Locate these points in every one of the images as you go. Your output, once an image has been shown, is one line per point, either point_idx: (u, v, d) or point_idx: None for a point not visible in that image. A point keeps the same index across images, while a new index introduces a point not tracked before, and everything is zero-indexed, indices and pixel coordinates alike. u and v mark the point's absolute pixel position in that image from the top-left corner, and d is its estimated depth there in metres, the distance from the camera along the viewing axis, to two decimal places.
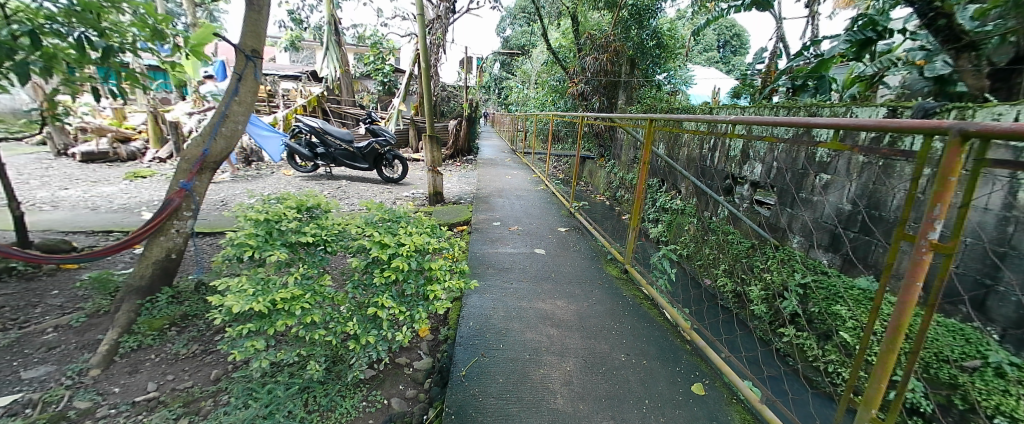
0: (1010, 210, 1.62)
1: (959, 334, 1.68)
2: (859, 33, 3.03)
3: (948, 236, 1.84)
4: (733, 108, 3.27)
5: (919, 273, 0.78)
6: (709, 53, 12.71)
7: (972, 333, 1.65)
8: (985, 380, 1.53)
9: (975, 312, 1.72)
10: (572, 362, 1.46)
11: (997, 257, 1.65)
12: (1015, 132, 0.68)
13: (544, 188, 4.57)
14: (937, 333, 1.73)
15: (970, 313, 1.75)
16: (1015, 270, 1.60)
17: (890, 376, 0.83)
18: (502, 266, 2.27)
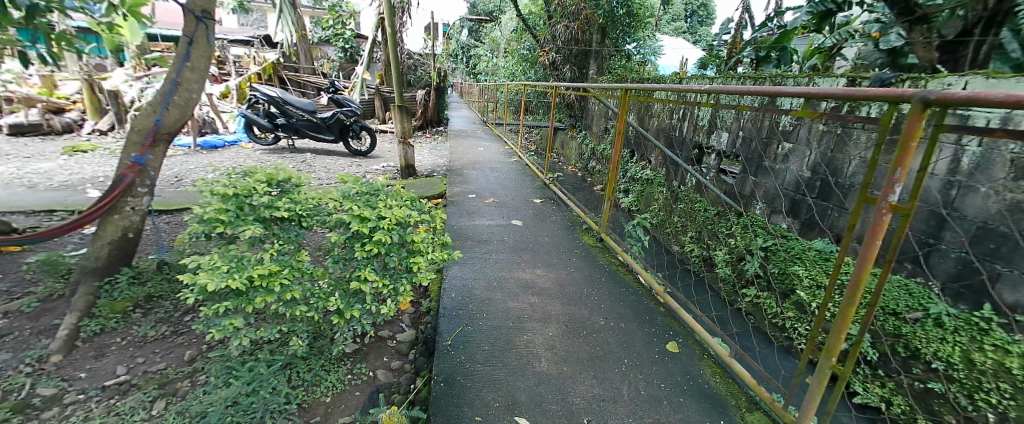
0: (953, 175, 1.79)
1: (904, 288, 1.88)
2: (820, 5, 3.05)
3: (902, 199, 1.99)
4: (702, 78, 3.31)
5: (880, 231, 0.84)
6: (676, 24, 12.71)
7: (916, 287, 1.84)
8: (926, 329, 1.71)
9: (918, 268, 1.90)
10: (554, 327, 1.51)
11: (941, 217, 1.82)
12: (971, 99, 0.72)
13: (517, 160, 4.55)
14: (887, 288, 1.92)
15: (913, 269, 1.93)
16: (956, 229, 1.77)
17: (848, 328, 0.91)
18: (481, 238, 2.27)
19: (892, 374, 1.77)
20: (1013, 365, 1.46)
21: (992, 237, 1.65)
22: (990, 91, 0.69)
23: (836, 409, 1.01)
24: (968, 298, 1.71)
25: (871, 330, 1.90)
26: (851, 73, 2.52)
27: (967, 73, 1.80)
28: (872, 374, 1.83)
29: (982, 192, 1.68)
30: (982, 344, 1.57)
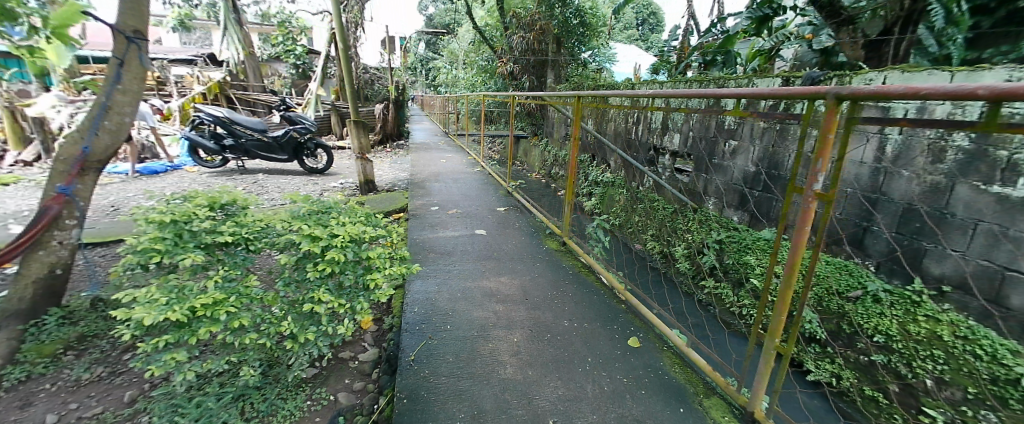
0: (879, 162, 1.97)
1: (844, 270, 2.05)
2: (758, 11, 3.30)
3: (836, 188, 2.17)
4: (652, 83, 3.48)
5: (808, 219, 0.91)
6: (627, 32, 13.28)
7: (855, 268, 2.01)
8: (866, 306, 1.87)
9: (855, 250, 2.08)
10: (519, 333, 1.52)
11: (871, 202, 2.00)
12: (874, 94, 0.81)
13: (480, 170, 4.57)
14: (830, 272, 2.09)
15: (850, 251, 2.11)
16: (883, 213, 1.95)
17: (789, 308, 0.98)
18: (444, 250, 2.26)
19: (839, 349, 1.92)
20: (943, 332, 1.62)
21: (916, 217, 1.83)
22: (895, 85, 0.74)
23: (781, 386, 1.08)
24: (900, 274, 1.89)
25: (818, 309, 2.06)
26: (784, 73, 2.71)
27: (886, 69, 1.99)
28: (822, 352, 1.98)
29: (905, 176, 1.86)
30: (914, 315, 1.74)
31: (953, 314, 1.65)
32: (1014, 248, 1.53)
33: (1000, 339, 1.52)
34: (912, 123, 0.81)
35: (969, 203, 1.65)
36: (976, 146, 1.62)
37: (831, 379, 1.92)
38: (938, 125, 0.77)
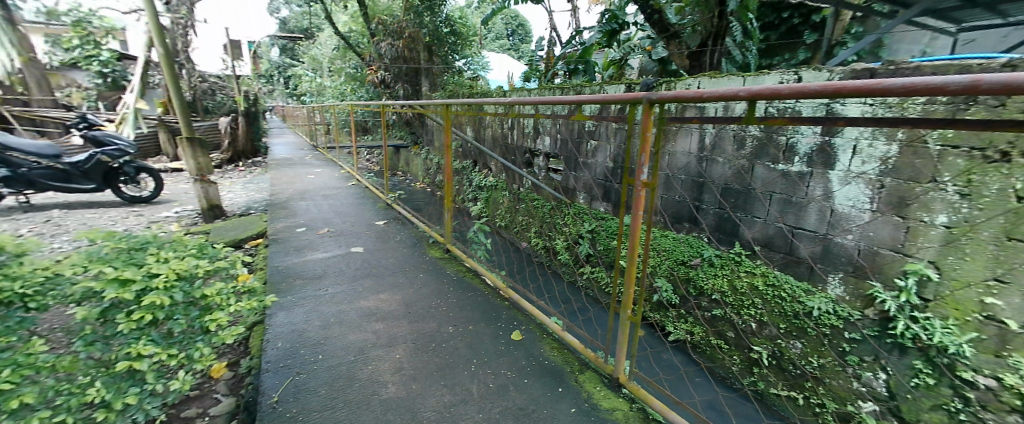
0: (702, 152, 2.42)
1: (686, 243, 2.52)
2: (608, 25, 3.79)
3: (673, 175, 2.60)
4: (521, 91, 3.73)
5: (642, 203, 1.27)
6: (498, 42, 14.00)
7: (693, 240, 2.49)
8: (704, 271, 2.37)
9: (692, 226, 2.53)
10: (401, 348, 1.48)
11: (699, 185, 2.46)
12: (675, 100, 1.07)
13: (356, 183, 4.33)
14: (676, 245, 2.56)
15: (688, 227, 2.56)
16: (709, 193, 2.42)
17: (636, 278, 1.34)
18: (313, 275, 2.06)
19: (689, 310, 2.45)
20: (755, 284, 2.16)
21: (731, 194, 2.30)
22: (686, 90, 0.99)
23: (637, 349, 1.29)
24: (726, 240, 2.35)
25: (671, 279, 2.55)
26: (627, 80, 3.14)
27: (699, 76, 2.41)
28: (678, 314, 2.50)
29: (721, 162, 2.32)
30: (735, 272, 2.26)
31: (763, 267, 2.17)
32: (797, 211, 2.03)
33: (794, 282, 2.05)
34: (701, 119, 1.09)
35: (764, 180, 2.14)
36: (764, 134, 2.10)
37: (687, 336, 2.47)
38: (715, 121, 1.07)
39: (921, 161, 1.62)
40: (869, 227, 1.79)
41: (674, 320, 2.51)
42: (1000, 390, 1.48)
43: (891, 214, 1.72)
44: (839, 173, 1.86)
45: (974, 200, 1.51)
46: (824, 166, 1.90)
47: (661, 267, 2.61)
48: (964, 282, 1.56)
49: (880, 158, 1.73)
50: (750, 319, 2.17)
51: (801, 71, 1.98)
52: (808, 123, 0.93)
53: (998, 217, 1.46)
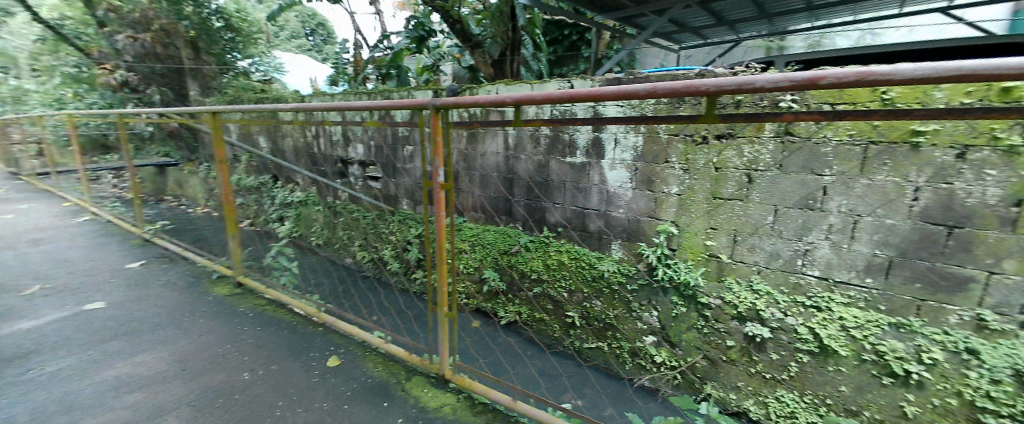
0: (507, 150, 2.69)
1: (506, 233, 2.79)
2: (415, 31, 3.84)
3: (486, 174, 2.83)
4: (321, 96, 3.46)
5: (442, 202, 1.41)
6: (298, 39, 12.47)
7: (511, 230, 2.76)
8: (523, 256, 2.70)
9: (509, 218, 2.78)
10: (175, 415, 1.20)
11: (510, 181, 2.72)
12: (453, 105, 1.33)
13: (91, 218, 3.29)
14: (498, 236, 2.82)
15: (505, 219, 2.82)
16: (518, 187, 2.70)
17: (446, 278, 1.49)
18: (11, 355, 1.47)
19: (515, 292, 2.76)
20: (561, 260, 2.55)
21: (536, 186, 2.62)
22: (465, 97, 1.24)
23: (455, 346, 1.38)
24: (537, 227, 2.66)
25: (496, 268, 2.81)
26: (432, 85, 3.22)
27: (496, 83, 2.62)
28: (507, 298, 2.81)
29: (523, 159, 2.63)
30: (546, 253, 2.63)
31: (566, 244, 2.54)
32: (583, 195, 2.45)
33: (589, 252, 2.47)
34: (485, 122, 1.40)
35: (558, 172, 2.51)
36: (553, 133, 2.47)
37: (517, 316, 2.78)
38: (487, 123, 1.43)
39: (656, 146, 2.16)
40: (632, 201, 2.29)
41: (503, 306, 2.84)
42: (723, 304, 2.12)
43: (644, 189, 2.24)
44: (607, 161, 2.33)
45: (691, 173, 2.10)
46: (597, 156, 2.35)
47: (488, 259, 2.85)
48: (693, 233, 2.16)
49: (632, 147, 2.23)
50: (562, 289, 2.55)
51: (572, 80, 2.34)
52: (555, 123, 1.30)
53: (705, 182, 2.07)
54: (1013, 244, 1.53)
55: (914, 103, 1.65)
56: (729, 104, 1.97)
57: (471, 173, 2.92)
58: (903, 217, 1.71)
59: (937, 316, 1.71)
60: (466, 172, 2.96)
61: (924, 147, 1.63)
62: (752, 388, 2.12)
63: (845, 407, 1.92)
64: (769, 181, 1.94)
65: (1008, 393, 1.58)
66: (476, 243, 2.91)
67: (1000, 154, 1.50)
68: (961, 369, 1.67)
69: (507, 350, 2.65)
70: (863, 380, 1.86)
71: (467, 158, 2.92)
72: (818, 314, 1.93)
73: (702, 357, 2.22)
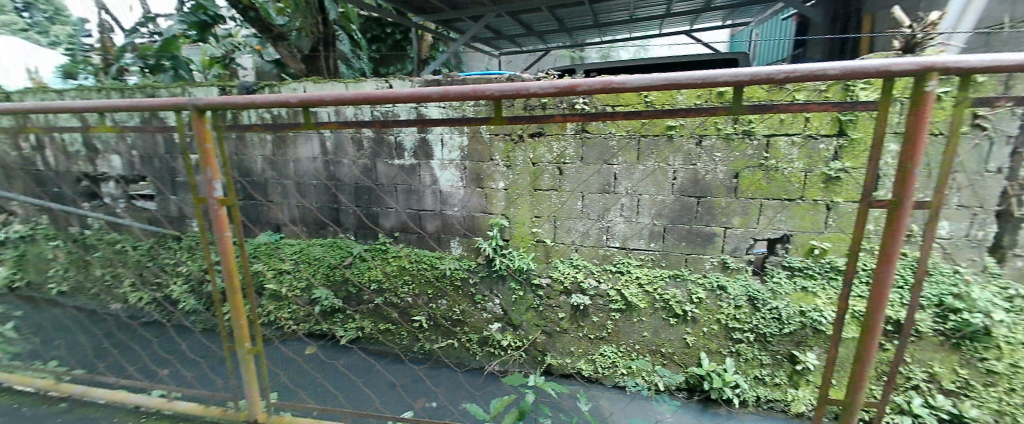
0: (325, 155, 2.55)
1: (336, 245, 2.65)
2: (191, 15, 3.03)
3: (303, 182, 2.63)
4: (45, 94, 2.68)
5: (225, 222, 1.20)
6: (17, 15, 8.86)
7: (341, 242, 2.64)
8: (358, 267, 2.59)
9: (337, 228, 2.66)
10: None
11: (333, 188, 2.58)
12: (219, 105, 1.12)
13: None
14: (326, 249, 2.65)
15: (333, 229, 2.68)
16: (343, 194, 2.59)
17: (245, 307, 1.28)
18: None
19: (352, 308, 2.63)
20: (400, 265, 2.54)
21: (364, 192, 2.55)
22: (237, 98, 1.08)
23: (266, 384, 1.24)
24: (371, 235, 2.60)
25: (329, 285, 2.65)
26: (215, 82, 2.69)
27: (301, 80, 2.44)
28: (343, 316, 2.65)
29: (346, 164, 2.52)
30: (383, 259, 2.57)
31: (405, 248, 2.56)
32: (414, 198, 2.47)
33: (428, 253, 2.52)
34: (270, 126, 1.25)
35: (386, 174, 2.48)
36: (376, 135, 2.42)
37: (359, 333, 2.64)
38: (275, 127, 1.27)
39: (480, 146, 2.31)
40: (465, 201, 2.40)
41: (341, 323, 2.66)
42: (551, 284, 2.41)
43: (475, 187, 2.38)
44: (437, 161, 2.39)
45: (513, 169, 2.31)
46: (426, 157, 2.39)
47: (317, 277, 2.65)
48: (522, 222, 2.39)
49: (459, 147, 2.34)
50: (406, 294, 2.54)
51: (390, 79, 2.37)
52: (355, 125, 1.26)
53: (526, 177, 2.31)
54: (734, 206, 2.12)
55: (666, 104, 2.11)
56: (537, 106, 2.21)
57: (283, 181, 2.66)
58: (668, 192, 2.18)
59: (696, 264, 2.25)
60: (276, 181, 2.68)
61: (676, 137, 2.10)
62: (582, 350, 2.44)
63: (649, 348, 2.36)
64: (575, 172, 2.25)
65: (742, 312, 2.19)
66: (300, 259, 2.67)
67: (722, 141, 2.05)
68: (715, 301, 2.23)
69: (334, 372, 2.39)
70: (658, 322, 2.32)
71: (276, 165, 2.64)
72: (622, 277, 2.34)
73: (541, 332, 2.47)
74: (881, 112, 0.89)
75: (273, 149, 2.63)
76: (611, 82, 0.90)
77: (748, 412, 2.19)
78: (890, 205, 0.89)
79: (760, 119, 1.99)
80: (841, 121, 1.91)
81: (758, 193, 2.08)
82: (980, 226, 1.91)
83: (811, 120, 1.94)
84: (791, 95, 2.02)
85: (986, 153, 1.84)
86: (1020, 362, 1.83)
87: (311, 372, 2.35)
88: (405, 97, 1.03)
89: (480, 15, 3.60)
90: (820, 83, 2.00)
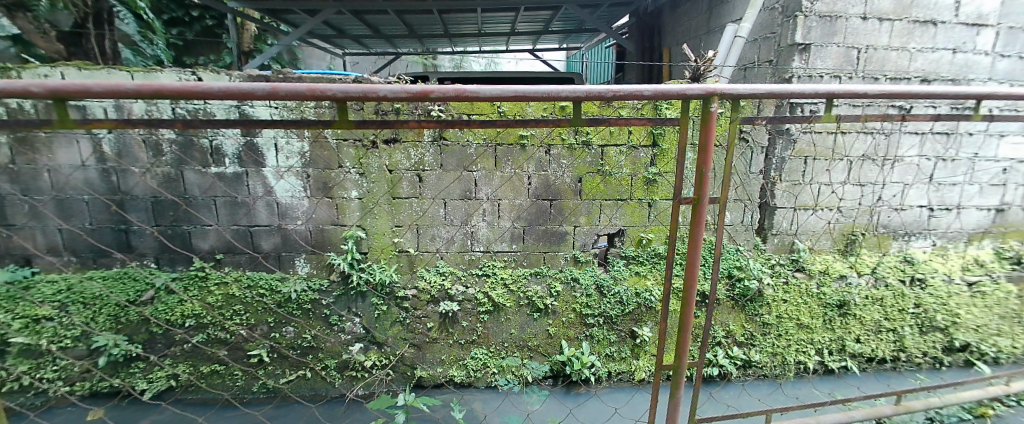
0: (104, 162, 2.01)
1: (127, 277, 2.12)
2: None
3: (68, 198, 2.04)
4: None
5: None
6: None
7: (136, 272, 2.13)
8: (164, 301, 2.13)
9: (128, 254, 2.13)
10: None
11: (119, 205, 2.07)
12: None
13: None
14: (112, 283, 2.11)
15: (122, 257, 2.14)
16: (136, 211, 2.09)
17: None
18: None
19: (158, 353, 2.15)
20: (226, 293, 2.17)
21: (168, 207, 2.09)
22: None
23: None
24: (181, 259, 2.16)
25: (120, 328, 2.11)
26: None
27: (57, 65, 1.92)
28: (145, 364, 2.14)
29: (136, 172, 2.04)
30: (201, 289, 2.16)
31: (233, 272, 2.19)
32: (244, 212, 2.13)
33: (266, 276, 2.21)
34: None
35: (200, 186, 2.08)
36: (182, 138, 2.02)
37: (172, 381, 2.18)
38: (20, 126, 0.91)
39: (326, 152, 2.11)
40: (310, 211, 2.17)
41: (142, 374, 2.15)
42: (416, 294, 2.34)
43: (322, 197, 2.17)
44: (270, 169, 2.10)
45: (367, 176, 2.18)
46: (255, 165, 2.08)
47: (101, 320, 2.09)
48: (380, 233, 2.27)
49: (298, 153, 2.10)
50: (238, 327, 2.19)
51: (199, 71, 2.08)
52: (143, 125, 0.97)
53: (382, 185, 2.20)
54: (580, 207, 2.38)
55: (517, 115, 2.25)
56: (390, 112, 2.15)
57: (33, 197, 2.03)
58: (525, 196, 2.32)
59: (552, 261, 2.43)
60: (19, 198, 2.02)
61: (528, 146, 2.25)
62: (453, 356, 2.42)
63: (515, 345, 2.47)
64: (435, 179, 2.23)
65: (592, 299, 2.46)
66: (69, 300, 2.06)
67: (566, 150, 2.29)
68: (570, 292, 2.46)
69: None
70: (524, 319, 2.45)
71: (17, 175, 1.99)
72: (488, 280, 2.40)
73: (409, 346, 2.38)
74: (683, 128, 1.11)
75: (12, 155, 1.97)
76: (463, 91, 0.94)
77: (602, 388, 2.45)
78: (692, 202, 1.11)
79: (596, 131, 2.27)
80: (655, 135, 2.31)
81: (597, 194, 2.37)
82: (750, 213, 2.53)
83: (632, 133, 2.30)
84: (617, 111, 2.36)
85: (749, 160, 2.45)
86: (781, 313, 2.54)
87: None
88: (217, 93, 0.83)
89: (318, 10, 3.38)
90: (637, 102, 2.38)
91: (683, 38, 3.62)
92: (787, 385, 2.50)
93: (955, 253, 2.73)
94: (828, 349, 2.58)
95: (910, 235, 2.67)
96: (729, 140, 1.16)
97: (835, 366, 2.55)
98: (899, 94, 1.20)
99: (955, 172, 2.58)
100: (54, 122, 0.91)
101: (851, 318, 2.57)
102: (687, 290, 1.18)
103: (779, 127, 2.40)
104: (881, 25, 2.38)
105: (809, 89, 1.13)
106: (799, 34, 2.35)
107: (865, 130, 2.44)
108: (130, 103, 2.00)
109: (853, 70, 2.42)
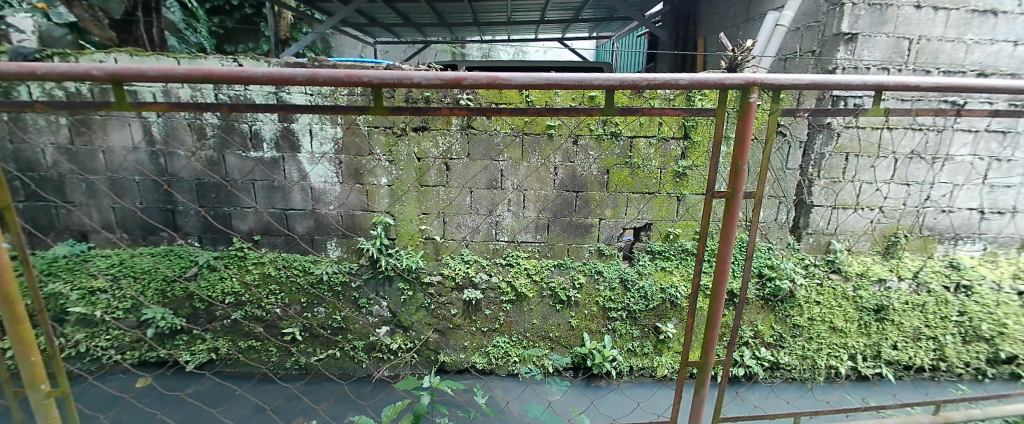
0: (153, 145, 2.12)
1: (173, 255, 2.24)
2: None
3: (121, 178, 2.16)
4: None
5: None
6: None
7: (181, 250, 2.25)
8: (207, 278, 2.24)
9: (173, 234, 2.25)
10: None
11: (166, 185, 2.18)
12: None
13: None
14: (158, 261, 2.23)
15: (168, 236, 2.26)
16: (181, 192, 2.19)
17: (34, 340, 1.02)
18: None
19: (201, 327, 2.27)
20: (262, 272, 2.27)
21: (210, 189, 2.19)
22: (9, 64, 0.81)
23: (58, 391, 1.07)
24: (222, 239, 2.26)
25: (166, 302, 2.25)
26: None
27: (111, 51, 2.02)
28: (189, 336, 2.28)
29: (181, 155, 2.13)
30: (238, 268, 2.26)
31: (269, 253, 2.28)
32: (280, 196, 2.21)
33: (299, 257, 2.29)
34: (57, 104, 0.93)
35: (240, 169, 2.17)
36: (223, 122, 2.10)
37: (213, 354, 2.31)
38: (82, 106, 0.96)
39: (358, 138, 2.16)
40: (341, 197, 2.24)
41: (185, 346, 2.28)
42: (442, 280, 2.38)
43: (352, 183, 2.22)
44: (305, 154, 2.16)
45: (397, 164, 2.22)
46: (290, 150, 2.14)
47: (149, 293, 2.23)
48: (408, 220, 2.31)
49: (332, 139, 2.15)
50: (273, 306, 2.30)
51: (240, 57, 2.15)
52: (194, 108, 1.01)
53: (410, 172, 2.24)
54: (606, 199, 2.35)
55: (545, 104, 2.23)
56: (420, 100, 2.17)
57: (89, 176, 2.16)
58: (551, 187, 2.30)
59: (576, 253, 2.42)
60: (77, 176, 2.16)
61: (555, 136, 2.23)
62: (475, 343, 2.47)
63: (537, 335, 2.48)
64: (461, 168, 2.25)
65: (616, 293, 2.44)
66: (121, 274, 2.20)
67: (594, 141, 2.25)
68: (594, 284, 2.45)
69: (186, 405, 2.06)
70: (546, 310, 2.46)
71: (76, 156, 2.12)
72: (511, 269, 2.41)
73: (434, 331, 2.43)
74: (720, 119, 1.07)
75: (70, 136, 2.10)
76: (499, 78, 0.94)
77: (624, 381, 2.45)
78: (726, 196, 1.08)
79: (625, 123, 2.23)
80: (686, 127, 2.25)
81: (624, 187, 2.33)
82: (785, 211, 2.44)
83: (663, 125, 2.25)
84: (648, 102, 2.31)
85: (786, 155, 2.35)
86: (812, 315, 2.45)
87: (150, 410, 1.99)
88: (263, 78, 0.86)
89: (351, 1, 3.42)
90: (670, 93, 2.32)
91: (721, 26, 3.48)
92: (816, 389, 2.43)
93: (1006, 259, 2.56)
94: (862, 354, 2.48)
95: (956, 239, 2.52)
96: (769, 133, 1.11)
97: (869, 372, 2.46)
98: (956, 87, 1.11)
99: (1010, 174, 2.41)
100: (112, 104, 0.96)
101: (888, 323, 2.46)
102: (717, 286, 1.16)
103: (820, 122, 2.29)
104: (937, 14, 2.23)
105: (860, 80, 1.06)
106: (846, 23, 2.22)
107: (914, 126, 2.30)
108: (176, 88, 2.09)
109: (903, 62, 2.28)
